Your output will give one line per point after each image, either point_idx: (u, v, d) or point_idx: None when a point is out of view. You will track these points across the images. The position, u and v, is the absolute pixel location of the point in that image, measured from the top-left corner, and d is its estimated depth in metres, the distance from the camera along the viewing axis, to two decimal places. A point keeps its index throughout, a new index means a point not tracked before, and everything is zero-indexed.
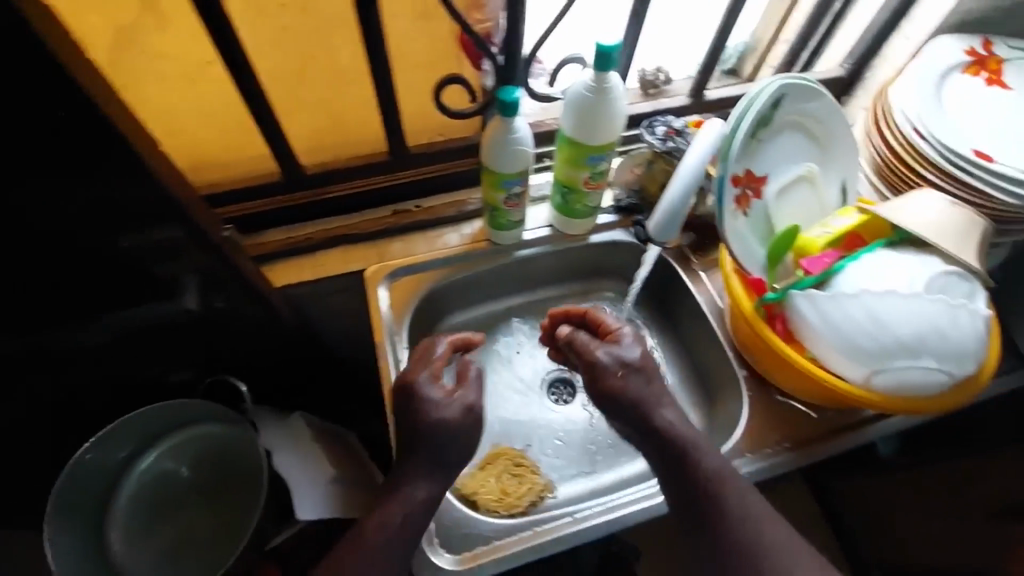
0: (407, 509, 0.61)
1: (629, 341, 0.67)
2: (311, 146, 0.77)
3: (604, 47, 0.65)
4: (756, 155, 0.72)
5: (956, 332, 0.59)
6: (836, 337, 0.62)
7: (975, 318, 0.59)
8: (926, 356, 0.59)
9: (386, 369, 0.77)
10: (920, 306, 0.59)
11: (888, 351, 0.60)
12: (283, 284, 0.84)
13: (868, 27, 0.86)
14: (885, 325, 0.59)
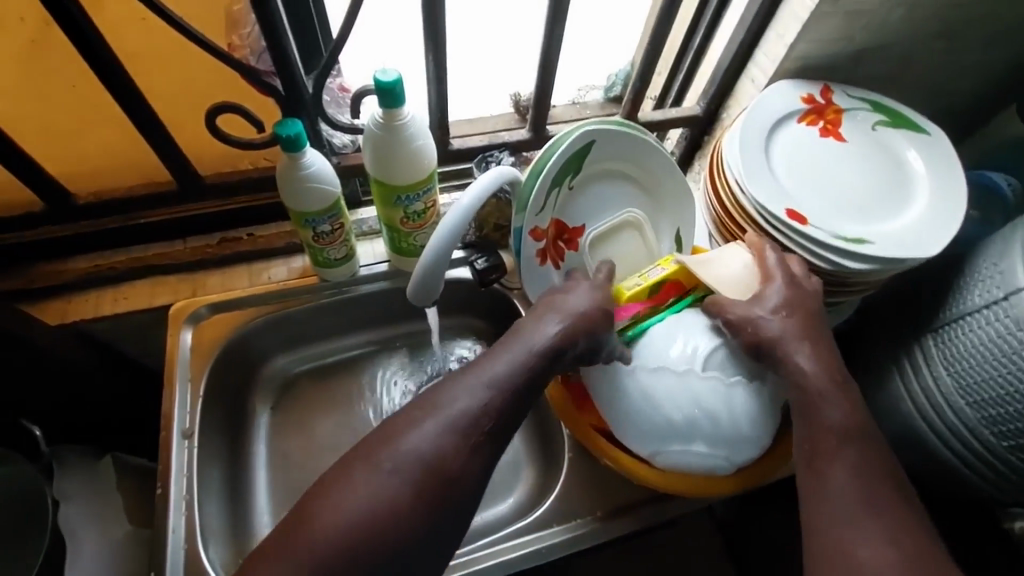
0: (534, 351, 0.52)
1: (774, 298, 0.57)
2: (81, 173, 0.71)
3: (383, 80, 0.59)
4: (568, 205, 0.67)
5: (729, 416, 0.57)
6: (614, 412, 0.60)
7: (749, 400, 0.58)
8: (699, 439, 0.58)
9: (166, 420, 0.69)
10: (692, 386, 0.57)
11: (662, 432, 0.58)
12: (73, 321, 0.78)
13: (717, 66, 0.81)
14: (658, 405, 0.58)
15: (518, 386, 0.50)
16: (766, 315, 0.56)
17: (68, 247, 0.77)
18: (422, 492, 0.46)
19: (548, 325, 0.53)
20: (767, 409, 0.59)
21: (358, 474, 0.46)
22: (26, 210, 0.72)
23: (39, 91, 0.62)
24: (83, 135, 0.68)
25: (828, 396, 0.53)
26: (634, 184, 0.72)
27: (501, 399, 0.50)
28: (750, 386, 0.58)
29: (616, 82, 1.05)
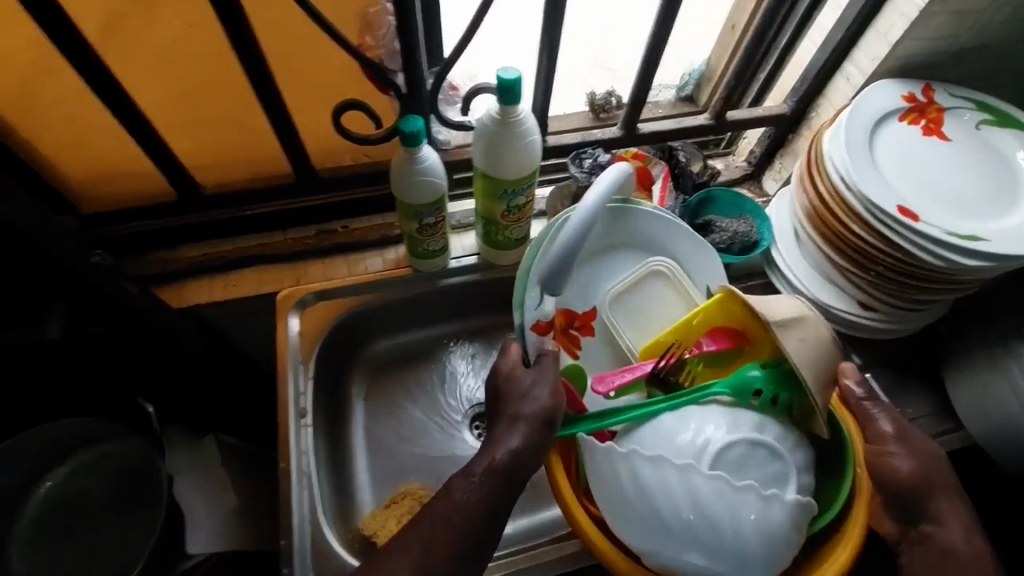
0: (538, 410, 0.58)
1: (897, 456, 0.62)
2: (206, 166, 0.76)
3: (506, 79, 0.61)
4: (571, 294, 0.76)
5: (732, 527, 0.56)
6: (612, 504, 0.60)
7: (758, 511, 0.56)
8: (700, 550, 0.57)
9: (283, 402, 0.73)
10: (698, 488, 0.56)
11: (659, 528, 0.58)
12: (187, 305, 0.82)
13: (809, 64, 0.82)
14: (659, 503, 0.57)
15: (532, 442, 0.57)
16: (896, 451, 0.62)
17: (184, 236, 0.82)
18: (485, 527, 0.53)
19: (537, 384, 0.60)
20: (782, 524, 0.56)
21: (427, 532, 0.52)
22: (161, 195, 0.78)
23: (179, 89, 0.66)
24: (211, 130, 0.72)
25: (946, 519, 0.62)
26: (626, 251, 0.79)
27: (526, 453, 0.56)
28: (762, 492, 0.56)
29: (688, 81, 1.04)
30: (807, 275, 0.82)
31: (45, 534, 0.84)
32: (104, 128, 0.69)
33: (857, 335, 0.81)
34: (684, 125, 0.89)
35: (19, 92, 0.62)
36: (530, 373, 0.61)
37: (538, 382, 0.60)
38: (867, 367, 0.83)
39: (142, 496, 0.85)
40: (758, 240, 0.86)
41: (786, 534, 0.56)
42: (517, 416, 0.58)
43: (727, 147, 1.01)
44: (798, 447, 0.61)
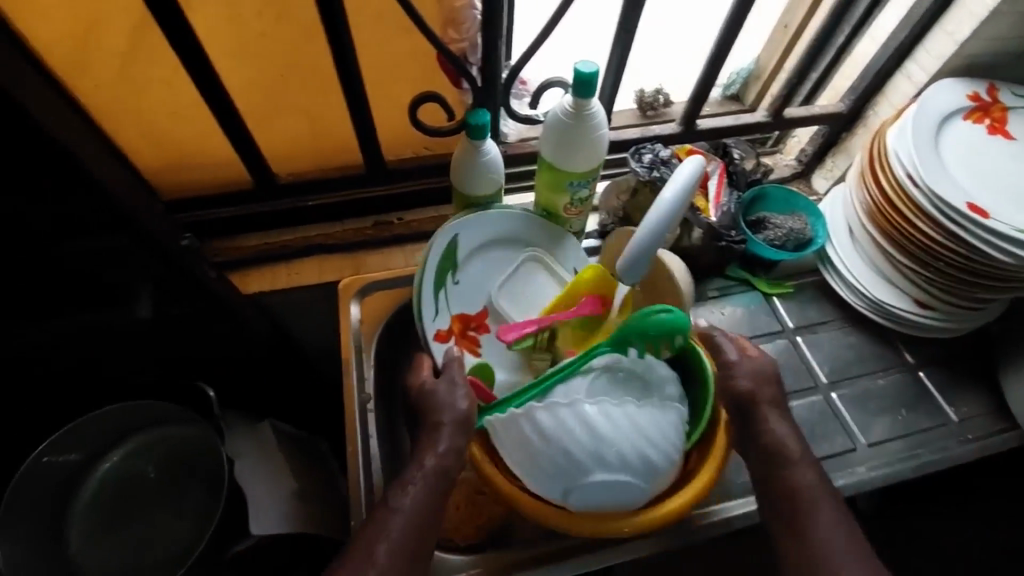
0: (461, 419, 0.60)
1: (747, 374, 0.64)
2: (282, 155, 0.79)
3: (583, 72, 0.62)
4: (457, 298, 0.74)
5: (628, 441, 0.56)
6: (522, 460, 0.58)
7: (655, 421, 0.58)
8: (617, 470, 0.56)
9: (349, 387, 0.75)
10: (587, 414, 0.57)
11: (569, 470, 0.56)
12: (253, 292, 0.84)
13: (869, 63, 0.83)
14: (561, 440, 0.56)
15: (456, 454, 0.59)
16: (738, 371, 0.64)
17: (249, 224, 0.84)
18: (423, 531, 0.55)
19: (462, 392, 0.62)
20: (671, 431, 0.58)
21: (369, 546, 0.54)
22: (237, 184, 0.80)
23: (263, 78, 0.68)
24: (288, 119, 0.74)
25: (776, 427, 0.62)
26: (504, 248, 0.78)
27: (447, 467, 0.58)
28: (622, 415, 0.57)
29: (735, 80, 1.03)
30: (864, 272, 0.83)
31: (108, 515, 0.86)
32: (197, 116, 0.70)
33: (912, 332, 0.82)
34: (742, 121, 0.91)
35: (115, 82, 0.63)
36: (440, 382, 0.64)
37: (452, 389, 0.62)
38: (920, 365, 0.84)
39: (202, 479, 0.87)
40: (812, 238, 0.87)
41: (675, 438, 0.59)
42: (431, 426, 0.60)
43: (775, 145, 1.01)
44: (666, 377, 0.62)
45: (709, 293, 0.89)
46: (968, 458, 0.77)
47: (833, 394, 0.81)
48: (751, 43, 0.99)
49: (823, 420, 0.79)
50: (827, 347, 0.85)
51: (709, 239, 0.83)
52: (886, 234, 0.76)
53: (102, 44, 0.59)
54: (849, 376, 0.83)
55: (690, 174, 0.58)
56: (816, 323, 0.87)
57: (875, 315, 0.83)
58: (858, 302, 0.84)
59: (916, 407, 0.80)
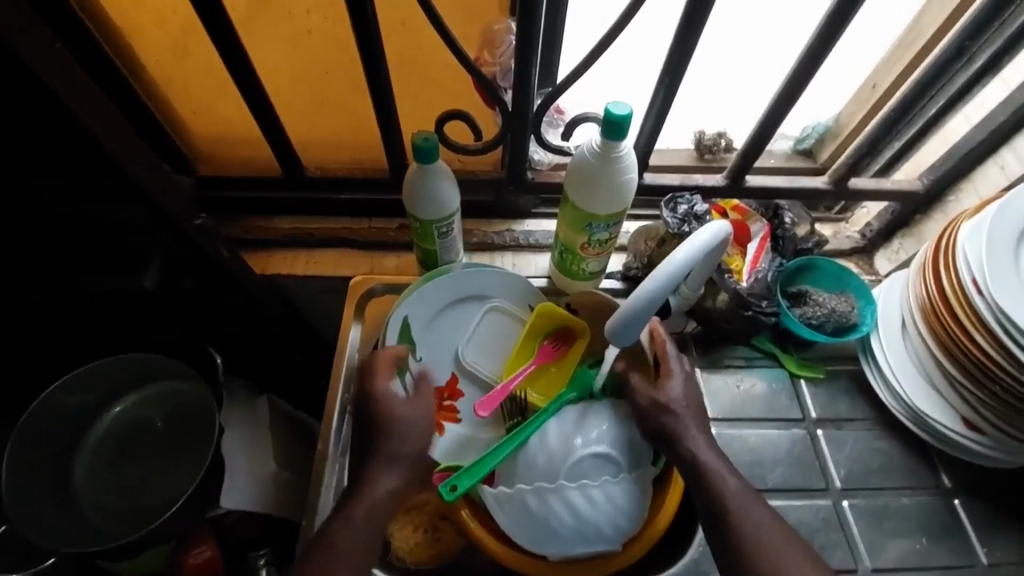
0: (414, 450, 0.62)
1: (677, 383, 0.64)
2: (315, 146, 0.81)
3: (614, 114, 0.59)
4: (426, 373, 0.75)
5: (604, 516, 0.64)
6: (511, 525, 0.65)
7: (624, 492, 0.65)
8: (594, 541, 0.64)
9: (334, 386, 0.76)
10: (574, 503, 0.64)
11: (555, 534, 0.64)
12: (270, 273, 0.87)
13: (957, 144, 0.74)
14: (550, 521, 0.64)
15: (405, 487, 0.61)
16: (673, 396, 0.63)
17: (280, 209, 0.86)
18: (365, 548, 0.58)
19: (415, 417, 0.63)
20: (637, 496, 0.65)
21: None
22: (271, 169, 0.83)
23: (304, 72, 0.70)
24: (326, 113, 0.76)
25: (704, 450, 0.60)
26: (471, 302, 0.79)
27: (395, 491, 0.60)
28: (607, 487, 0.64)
29: (810, 135, 0.93)
30: (908, 373, 0.74)
31: (110, 454, 0.92)
32: (236, 99, 0.73)
33: (952, 452, 0.73)
34: (798, 185, 0.83)
35: (168, 59, 0.66)
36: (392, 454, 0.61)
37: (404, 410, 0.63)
38: (956, 491, 0.74)
39: (195, 439, 0.91)
40: (856, 324, 0.79)
41: (642, 500, 0.66)
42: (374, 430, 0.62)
43: (840, 213, 0.93)
44: (604, 418, 0.68)
45: (730, 362, 0.82)
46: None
47: (845, 502, 0.73)
48: (830, 99, 0.90)
49: (826, 528, 0.71)
50: (850, 448, 0.76)
51: (735, 305, 0.77)
52: (941, 340, 0.67)
53: (158, 23, 0.62)
54: (868, 486, 0.74)
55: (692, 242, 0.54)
56: (843, 419, 0.78)
57: (913, 426, 0.74)
58: (896, 406, 0.75)
59: (940, 539, 0.71)
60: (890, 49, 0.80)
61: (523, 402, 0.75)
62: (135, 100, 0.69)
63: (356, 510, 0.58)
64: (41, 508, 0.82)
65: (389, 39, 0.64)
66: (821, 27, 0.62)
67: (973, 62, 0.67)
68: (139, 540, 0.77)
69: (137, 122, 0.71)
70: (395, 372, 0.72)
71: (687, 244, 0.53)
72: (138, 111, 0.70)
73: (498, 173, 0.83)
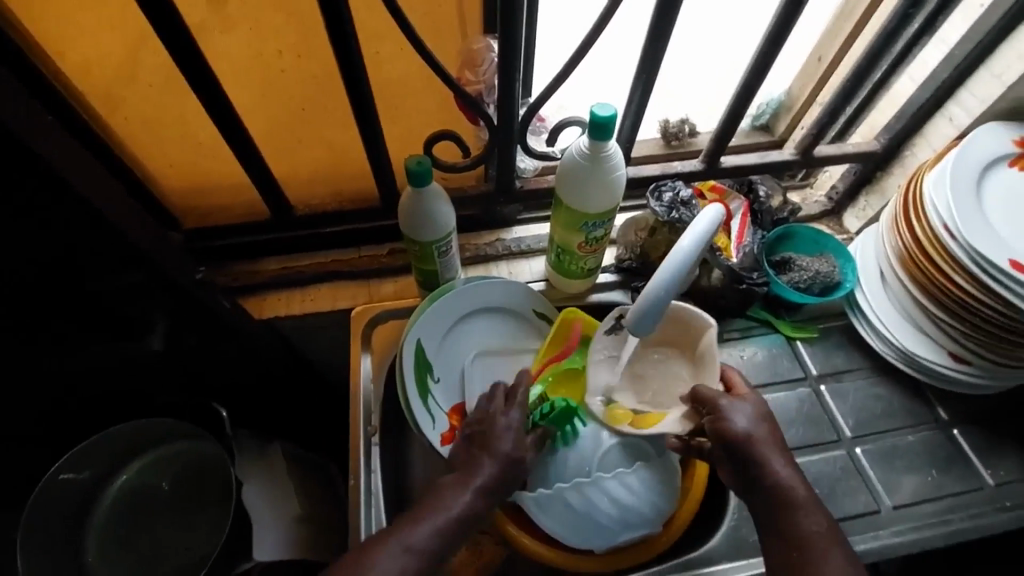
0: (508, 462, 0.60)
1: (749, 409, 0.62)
2: (297, 184, 0.80)
3: (599, 116, 0.61)
4: (446, 393, 0.76)
5: (643, 500, 0.67)
6: (556, 526, 0.66)
7: (658, 475, 0.69)
8: (638, 527, 0.66)
9: (354, 419, 0.75)
10: (612, 491, 0.66)
11: (599, 526, 0.66)
12: (267, 317, 0.85)
13: (906, 103, 0.80)
14: (593, 514, 0.66)
15: (481, 504, 0.57)
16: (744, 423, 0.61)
17: (268, 250, 0.85)
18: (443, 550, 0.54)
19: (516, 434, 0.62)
20: (670, 476, 0.69)
21: None
22: (255, 212, 0.82)
23: (281, 111, 0.70)
24: (306, 149, 0.75)
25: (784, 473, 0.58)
26: (479, 316, 0.80)
27: (480, 497, 0.57)
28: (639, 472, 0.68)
29: (765, 110, 0.99)
30: (894, 320, 0.80)
31: (123, 527, 0.88)
32: (212, 147, 0.72)
33: (945, 387, 0.78)
34: (767, 159, 0.87)
35: (140, 115, 0.65)
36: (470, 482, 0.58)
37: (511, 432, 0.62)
38: (954, 423, 0.79)
39: (212, 497, 0.88)
40: (840, 282, 0.83)
41: (676, 480, 0.69)
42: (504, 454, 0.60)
43: (804, 179, 0.99)
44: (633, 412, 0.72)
45: (730, 334, 0.86)
46: (1007, 529, 0.72)
47: (858, 449, 0.77)
48: (782, 74, 0.95)
49: (846, 477, 0.75)
50: (853, 398, 0.81)
51: (729, 281, 0.80)
52: (922, 284, 0.72)
53: (129, 80, 0.61)
54: (875, 430, 0.79)
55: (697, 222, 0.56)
56: (841, 371, 0.83)
57: (905, 367, 0.79)
58: (887, 351, 0.80)
59: (948, 469, 0.76)
60: (830, 21, 0.86)
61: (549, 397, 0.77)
62: (110, 162, 0.67)
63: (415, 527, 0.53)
64: None
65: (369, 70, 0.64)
66: (781, 6, 0.66)
67: (910, 27, 0.72)
68: None
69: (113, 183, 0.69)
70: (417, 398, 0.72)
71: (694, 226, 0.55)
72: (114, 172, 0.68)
73: (484, 186, 0.84)
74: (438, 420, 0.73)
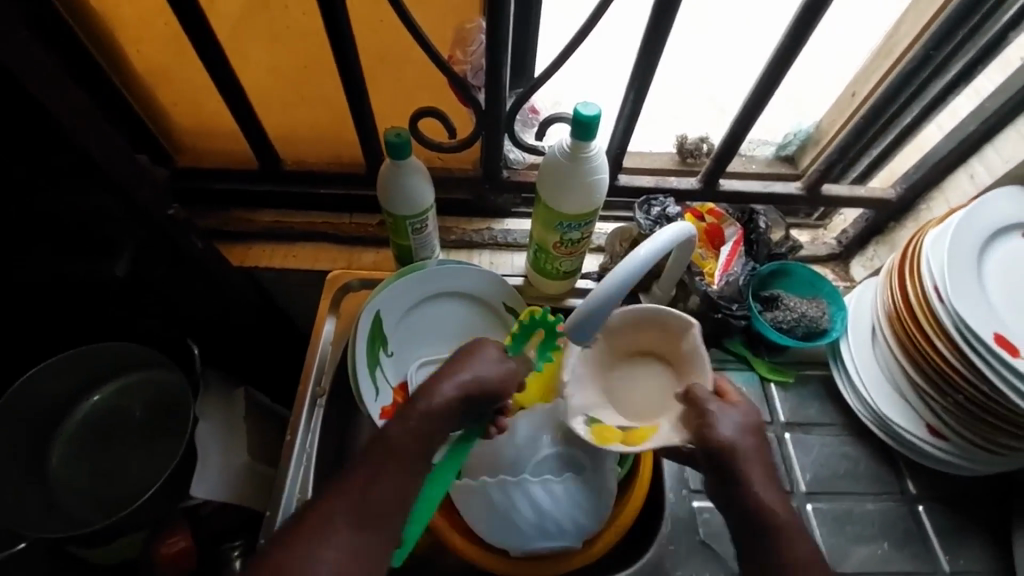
0: (449, 404, 0.54)
1: (741, 416, 0.56)
2: (294, 141, 0.82)
3: (583, 114, 0.59)
4: (391, 368, 0.76)
5: (566, 511, 0.66)
6: (477, 521, 0.66)
7: (587, 489, 0.67)
8: (553, 537, 0.65)
9: (305, 378, 0.76)
10: (536, 497, 0.66)
11: (518, 528, 0.65)
12: (248, 265, 0.87)
13: (930, 152, 0.75)
14: (514, 513, 0.65)
15: (465, 386, 0.56)
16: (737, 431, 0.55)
17: (260, 202, 0.87)
18: (395, 508, 0.49)
19: (459, 377, 0.55)
20: (600, 494, 0.67)
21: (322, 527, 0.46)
22: (251, 163, 0.84)
23: (284, 65, 0.70)
24: (304, 107, 0.76)
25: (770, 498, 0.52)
26: (445, 299, 0.80)
27: (456, 403, 0.54)
28: (568, 482, 0.68)
29: (792, 140, 0.91)
30: (875, 380, 0.75)
31: (85, 443, 0.92)
32: (208, 91, 0.73)
33: (917, 458, 0.73)
34: (773, 190, 0.83)
35: (147, 50, 0.67)
36: (482, 366, 0.57)
37: (458, 373, 0.56)
38: (921, 498, 0.74)
39: (170, 428, 0.91)
40: (827, 329, 0.79)
41: (604, 498, 0.67)
42: (442, 402, 0.54)
43: (819, 219, 0.93)
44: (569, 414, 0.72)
45: None
46: None
47: (809, 506, 0.73)
48: (812, 106, 0.90)
49: None
50: (817, 452, 0.77)
51: (706, 308, 0.78)
52: (905, 345, 0.68)
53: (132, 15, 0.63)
54: (832, 490, 0.74)
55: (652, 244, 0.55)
56: (811, 423, 0.79)
57: (878, 430, 0.74)
58: (861, 409, 0.76)
59: (903, 545, 0.71)
60: (873, 56, 0.78)
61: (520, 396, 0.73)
62: (113, 89, 0.69)
63: (410, 419, 0.53)
64: (15, 493, 0.83)
65: (363, 36, 0.65)
66: (789, 28, 0.62)
67: (949, 71, 0.69)
68: (110, 526, 0.78)
69: (115, 111, 0.72)
70: (363, 368, 0.72)
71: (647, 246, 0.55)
72: (115, 99, 0.70)
73: (476, 172, 0.84)
74: (380, 393, 0.73)
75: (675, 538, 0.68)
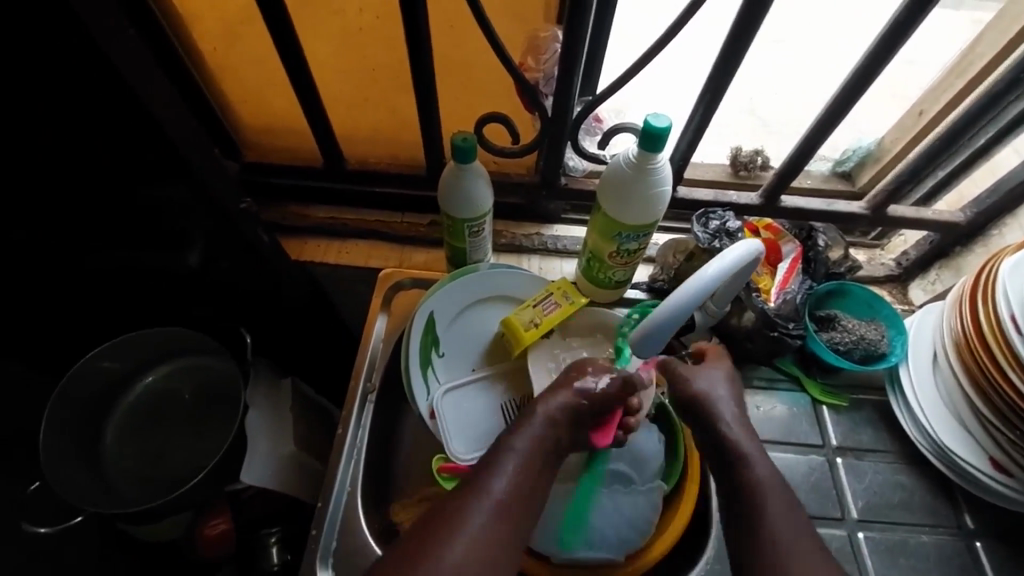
0: (546, 421, 0.60)
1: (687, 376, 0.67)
2: (356, 141, 0.84)
3: (654, 126, 0.59)
4: (441, 369, 0.77)
5: (610, 526, 0.65)
6: (520, 523, 0.66)
7: (634, 505, 0.66)
8: (595, 546, 0.65)
9: (357, 373, 0.77)
10: (582, 507, 0.66)
11: (560, 534, 0.65)
12: (304, 259, 0.89)
13: (1008, 176, 0.72)
14: (558, 521, 0.66)
15: (569, 411, 0.61)
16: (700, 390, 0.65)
17: (318, 199, 0.89)
18: (512, 511, 0.53)
19: (564, 398, 0.61)
20: (648, 512, 0.66)
21: (452, 518, 0.51)
22: (312, 160, 0.86)
23: (355, 69, 0.72)
24: (369, 109, 0.78)
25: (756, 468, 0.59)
26: (495, 304, 0.80)
27: (564, 414, 0.61)
28: (616, 495, 0.67)
29: (850, 157, 0.86)
30: (934, 408, 0.73)
31: (139, 422, 0.95)
32: (280, 88, 0.75)
33: (979, 493, 0.71)
34: (835, 209, 0.82)
35: (228, 47, 0.69)
36: (568, 396, 0.62)
37: (559, 394, 0.62)
38: (979, 534, 0.72)
39: (222, 413, 0.94)
40: (887, 354, 0.77)
41: (651, 515, 0.66)
42: (547, 417, 0.60)
43: (877, 239, 0.90)
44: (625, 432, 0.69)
45: (753, 382, 0.81)
46: None
47: (860, 534, 0.71)
48: (877, 125, 0.87)
49: (838, 559, 0.70)
50: (870, 479, 0.75)
51: (762, 325, 0.76)
52: (975, 376, 0.65)
53: (217, 16, 0.65)
54: (885, 519, 0.72)
55: (720, 263, 0.54)
56: (864, 449, 0.77)
57: (938, 461, 0.72)
58: (920, 439, 0.73)
59: None
60: (945, 73, 0.73)
61: (531, 324, 0.72)
62: (191, 84, 0.72)
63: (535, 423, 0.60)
64: (75, 466, 0.86)
65: (437, 43, 0.66)
66: (870, 48, 0.60)
67: None
68: (163, 508, 0.80)
69: (191, 105, 0.74)
70: (415, 366, 0.73)
71: (718, 264, 0.54)
72: (194, 93, 0.73)
73: (533, 177, 0.84)
74: (428, 392, 0.74)
75: (719, 558, 0.69)
